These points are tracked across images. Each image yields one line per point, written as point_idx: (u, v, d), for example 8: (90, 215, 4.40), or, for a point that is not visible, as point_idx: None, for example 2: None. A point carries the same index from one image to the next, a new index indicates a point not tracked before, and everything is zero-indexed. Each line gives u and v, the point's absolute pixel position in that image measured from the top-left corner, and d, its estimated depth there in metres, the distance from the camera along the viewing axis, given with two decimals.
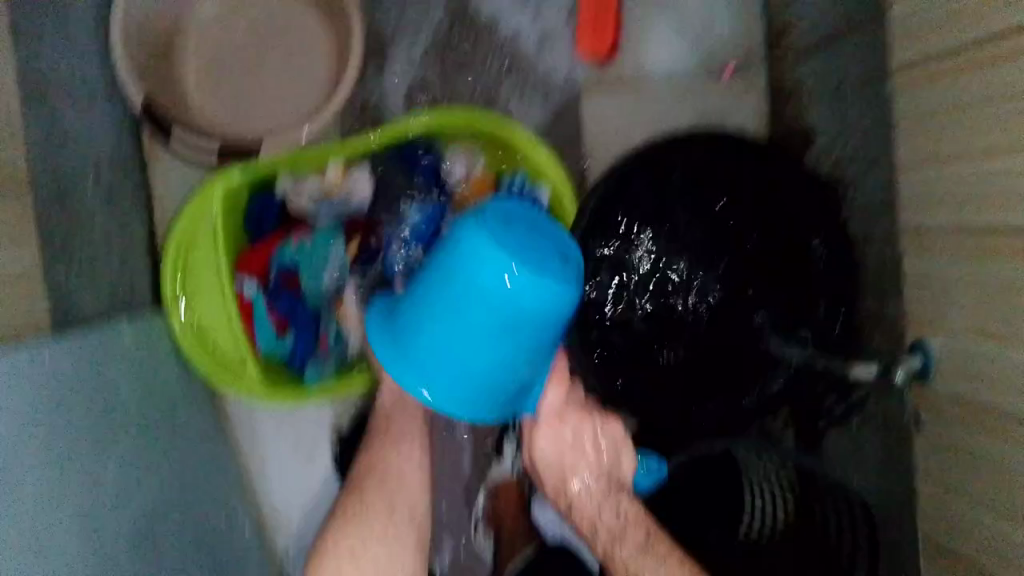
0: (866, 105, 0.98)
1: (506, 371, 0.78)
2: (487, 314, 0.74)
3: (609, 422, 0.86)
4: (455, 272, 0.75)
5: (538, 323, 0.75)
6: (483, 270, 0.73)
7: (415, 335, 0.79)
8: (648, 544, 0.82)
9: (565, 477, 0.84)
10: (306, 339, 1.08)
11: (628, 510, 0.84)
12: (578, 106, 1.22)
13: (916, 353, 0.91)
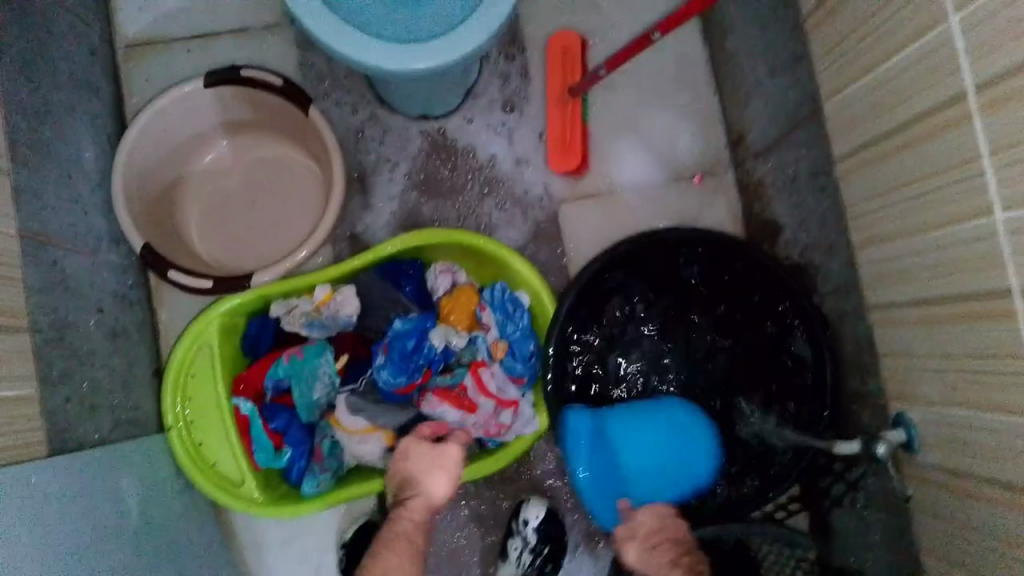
0: (819, 192, 1.03)
1: (665, 488, 1.08)
2: (677, 448, 1.08)
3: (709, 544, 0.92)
4: (670, 412, 1.09)
5: (677, 474, 1.08)
6: (688, 420, 1.09)
7: (620, 434, 1.09)
8: None
9: None
10: (300, 452, 1.09)
11: None
12: (555, 220, 1.28)
13: (899, 426, 0.91)
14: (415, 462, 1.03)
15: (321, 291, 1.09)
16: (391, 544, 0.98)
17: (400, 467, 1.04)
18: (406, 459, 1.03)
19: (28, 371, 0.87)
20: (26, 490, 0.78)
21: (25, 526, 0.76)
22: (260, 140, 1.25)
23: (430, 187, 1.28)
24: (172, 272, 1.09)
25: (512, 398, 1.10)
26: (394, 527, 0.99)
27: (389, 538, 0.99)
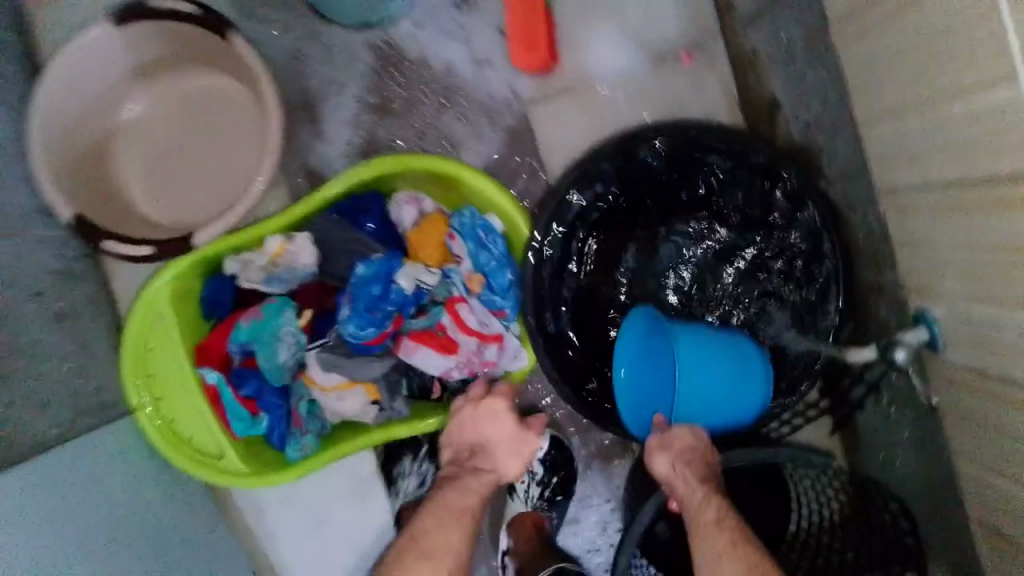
0: (817, 59, 0.88)
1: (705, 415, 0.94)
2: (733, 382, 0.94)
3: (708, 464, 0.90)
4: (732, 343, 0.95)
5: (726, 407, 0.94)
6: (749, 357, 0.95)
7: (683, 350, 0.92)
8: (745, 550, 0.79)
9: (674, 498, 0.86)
10: (278, 415, 1.01)
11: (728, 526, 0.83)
12: (526, 125, 1.15)
13: (919, 325, 0.80)
14: (494, 433, 0.97)
15: (273, 243, 0.99)
16: (461, 517, 0.90)
17: (474, 429, 0.97)
18: (486, 427, 0.97)
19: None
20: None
21: None
22: (186, 79, 1.12)
23: (383, 106, 1.14)
24: (107, 242, 0.99)
25: (495, 334, 1.01)
26: (473, 499, 0.92)
27: (462, 510, 0.90)
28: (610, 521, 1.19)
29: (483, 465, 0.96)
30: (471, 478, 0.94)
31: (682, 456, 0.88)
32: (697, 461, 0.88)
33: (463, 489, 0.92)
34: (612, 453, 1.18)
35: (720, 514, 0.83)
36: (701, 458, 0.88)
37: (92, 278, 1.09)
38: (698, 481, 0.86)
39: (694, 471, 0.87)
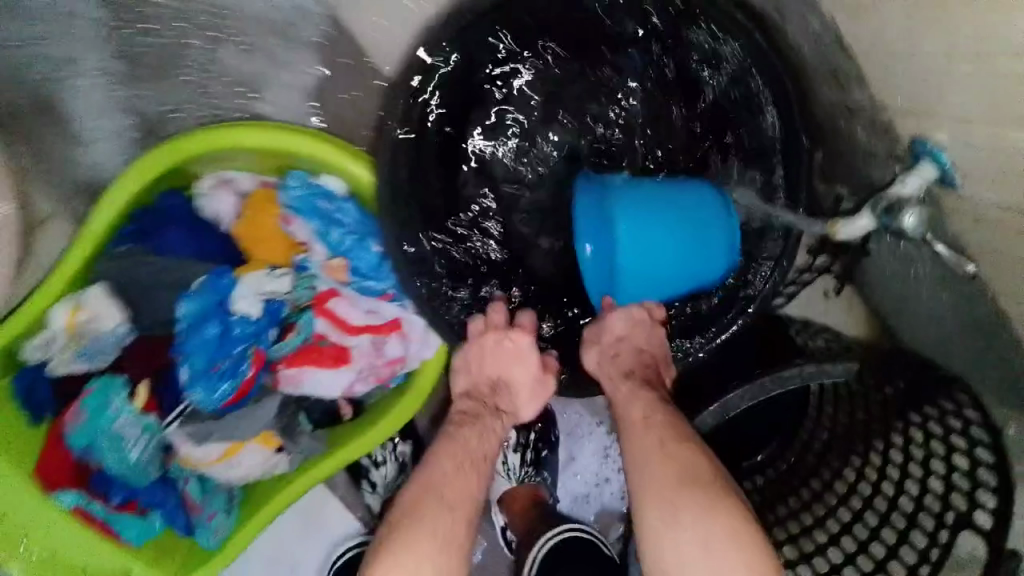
0: None
1: (661, 288, 0.72)
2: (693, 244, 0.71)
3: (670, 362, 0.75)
4: (686, 194, 0.70)
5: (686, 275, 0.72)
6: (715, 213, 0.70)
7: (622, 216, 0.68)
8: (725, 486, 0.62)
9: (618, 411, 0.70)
10: (173, 506, 0.80)
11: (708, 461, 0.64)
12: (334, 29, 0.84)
13: (922, 154, 0.57)
14: (522, 376, 0.75)
15: (62, 314, 0.74)
16: (480, 464, 0.70)
17: (499, 362, 0.75)
18: (517, 365, 0.75)
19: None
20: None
21: None
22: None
23: (142, 71, 0.83)
24: None
25: (390, 322, 0.78)
26: (485, 445, 0.71)
27: (484, 456, 0.71)
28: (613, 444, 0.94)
29: (502, 408, 0.75)
30: (490, 424, 0.73)
31: (609, 351, 0.75)
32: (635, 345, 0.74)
33: (485, 438, 0.72)
34: None
35: (654, 412, 0.67)
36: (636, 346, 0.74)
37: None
38: (622, 376, 0.72)
39: (624, 362, 0.74)
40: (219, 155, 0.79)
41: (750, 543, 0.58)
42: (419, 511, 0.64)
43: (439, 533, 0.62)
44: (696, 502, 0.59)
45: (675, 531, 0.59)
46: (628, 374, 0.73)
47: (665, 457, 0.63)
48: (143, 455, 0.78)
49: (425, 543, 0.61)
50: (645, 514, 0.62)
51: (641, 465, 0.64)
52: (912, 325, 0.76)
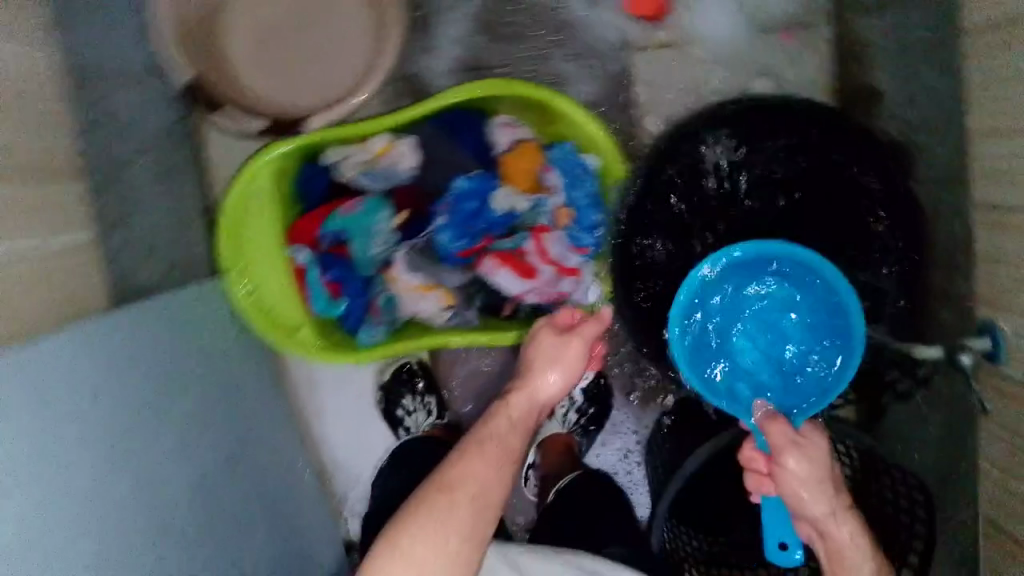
0: (941, 65, 0.90)
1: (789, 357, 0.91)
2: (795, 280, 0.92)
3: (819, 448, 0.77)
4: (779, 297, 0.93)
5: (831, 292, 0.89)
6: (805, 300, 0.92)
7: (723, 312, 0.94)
8: None
9: (813, 519, 0.75)
10: (358, 303, 1.10)
11: None
12: (626, 71, 1.14)
13: (984, 334, 0.86)
14: (548, 366, 0.91)
15: (379, 142, 1.04)
16: (497, 459, 0.81)
17: (536, 357, 0.93)
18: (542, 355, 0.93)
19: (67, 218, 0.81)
20: (53, 349, 0.67)
21: (107, 373, 0.74)
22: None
23: (491, 27, 1.12)
24: (219, 112, 1.04)
25: (572, 268, 1.08)
26: (509, 431, 0.84)
27: (508, 446, 0.83)
28: (633, 451, 1.25)
29: (538, 404, 0.90)
30: (515, 412, 0.87)
31: (825, 492, 0.74)
32: (829, 487, 0.75)
33: (494, 430, 0.84)
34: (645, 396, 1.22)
35: (854, 562, 0.74)
36: (823, 472, 0.75)
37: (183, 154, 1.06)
38: (831, 506, 0.74)
39: (830, 497, 0.75)
40: (510, 108, 1.06)
41: None
42: (429, 500, 0.76)
43: (459, 527, 0.75)
44: None
45: None
46: (842, 519, 0.75)
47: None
48: (373, 257, 1.09)
49: (426, 536, 0.74)
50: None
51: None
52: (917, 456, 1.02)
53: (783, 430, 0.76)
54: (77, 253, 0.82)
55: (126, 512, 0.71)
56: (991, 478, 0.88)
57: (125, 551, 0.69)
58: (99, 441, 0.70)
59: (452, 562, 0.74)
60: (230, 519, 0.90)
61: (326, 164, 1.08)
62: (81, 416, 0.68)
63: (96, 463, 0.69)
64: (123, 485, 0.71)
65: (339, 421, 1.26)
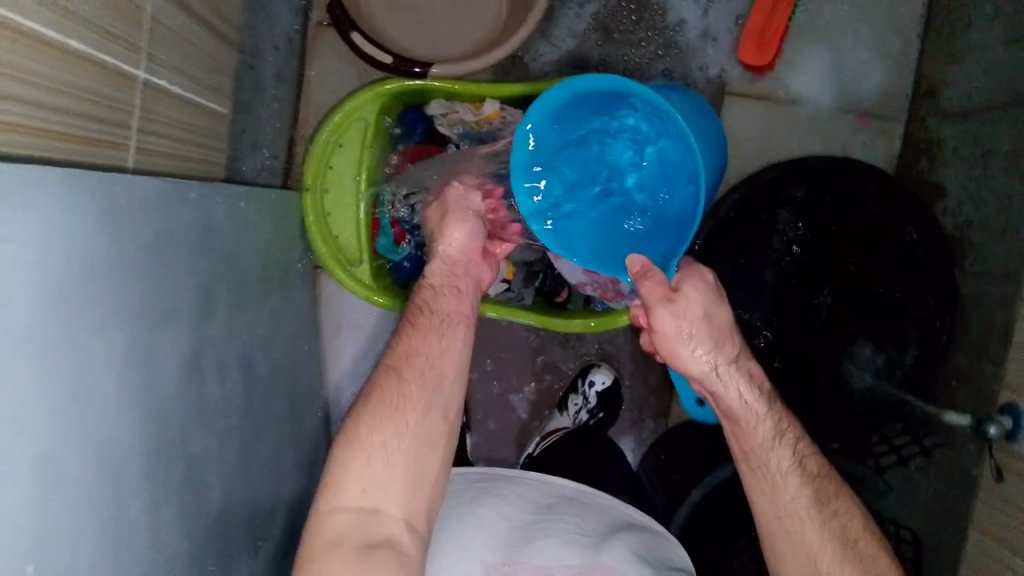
0: (1013, 173, 1.00)
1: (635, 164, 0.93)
2: (607, 94, 0.91)
3: (691, 287, 0.80)
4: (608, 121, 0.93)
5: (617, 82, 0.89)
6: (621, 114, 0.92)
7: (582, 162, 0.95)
8: (813, 474, 0.80)
9: (700, 363, 0.80)
10: (419, 255, 1.14)
11: (787, 433, 0.82)
12: (720, 111, 1.22)
13: (1007, 413, 0.94)
14: (452, 233, 0.90)
15: (490, 107, 1.06)
16: (439, 332, 0.84)
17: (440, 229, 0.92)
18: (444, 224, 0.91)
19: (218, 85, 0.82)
20: (225, 206, 0.69)
21: (237, 236, 0.72)
22: None
23: (609, 34, 1.20)
24: (354, 34, 1.04)
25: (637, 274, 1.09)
26: (438, 306, 0.86)
27: (444, 317, 0.86)
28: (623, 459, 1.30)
29: (458, 268, 0.91)
30: (440, 285, 0.89)
31: (706, 346, 0.79)
32: (709, 342, 0.79)
33: (426, 308, 0.86)
34: (652, 415, 1.29)
35: (752, 420, 0.80)
36: (701, 319, 0.79)
37: (293, 64, 1.07)
38: (711, 350, 0.79)
39: (707, 344, 0.79)
40: None
41: (838, 505, 0.80)
42: (388, 379, 0.80)
43: (412, 408, 0.79)
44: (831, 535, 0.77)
45: (809, 517, 0.78)
46: (723, 363, 0.80)
47: (784, 483, 0.79)
48: None
49: (368, 449, 0.76)
50: (765, 515, 0.79)
51: (771, 482, 0.79)
52: (903, 517, 1.11)
53: (660, 287, 0.79)
54: (218, 119, 0.82)
55: (231, 379, 0.67)
56: (978, 547, 0.96)
57: (225, 417, 0.65)
58: (222, 300, 0.66)
59: (409, 442, 0.77)
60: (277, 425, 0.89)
61: (431, 113, 1.12)
62: (214, 268, 0.65)
63: (220, 320, 0.65)
64: (231, 353, 0.67)
65: (357, 368, 1.23)
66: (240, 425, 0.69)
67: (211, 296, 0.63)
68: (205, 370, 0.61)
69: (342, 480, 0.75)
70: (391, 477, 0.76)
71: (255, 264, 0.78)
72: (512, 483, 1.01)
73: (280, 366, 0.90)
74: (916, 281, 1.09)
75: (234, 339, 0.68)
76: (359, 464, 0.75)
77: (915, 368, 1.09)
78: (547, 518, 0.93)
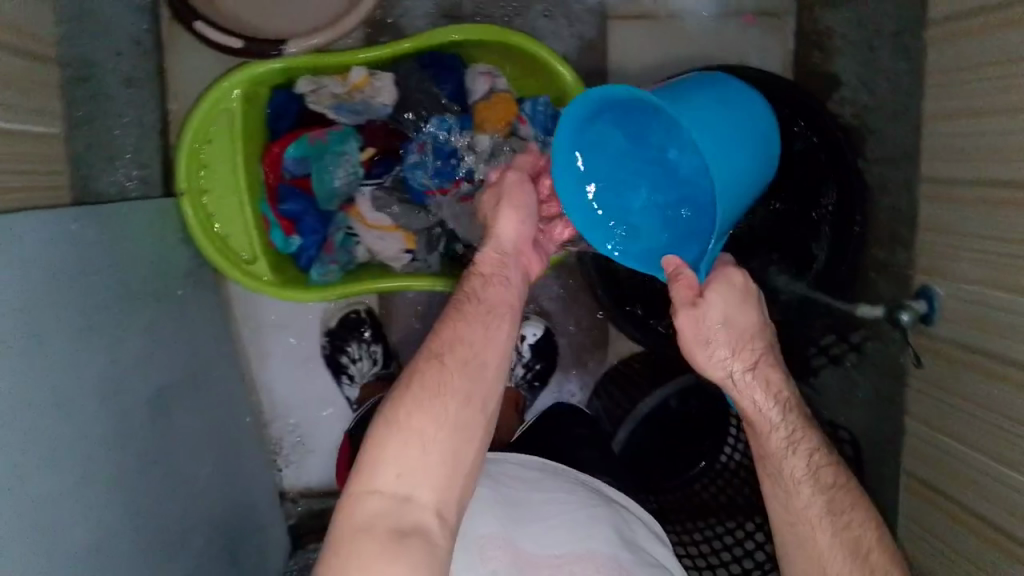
0: (898, 51, 0.97)
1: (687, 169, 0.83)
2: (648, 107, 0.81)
3: (728, 278, 0.76)
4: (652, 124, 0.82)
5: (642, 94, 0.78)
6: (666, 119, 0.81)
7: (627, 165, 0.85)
8: (835, 483, 0.77)
9: (724, 361, 0.76)
10: (312, 241, 1.09)
11: (813, 442, 0.78)
12: (603, 36, 1.17)
13: (922, 298, 0.93)
14: (505, 222, 0.84)
15: (357, 76, 1.02)
16: (484, 321, 0.78)
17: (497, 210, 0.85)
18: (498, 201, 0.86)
19: (35, 104, 0.77)
20: (27, 239, 0.67)
21: (56, 262, 0.70)
22: None
23: None
24: (197, 23, 0.99)
25: None
26: (489, 294, 0.80)
27: (490, 306, 0.79)
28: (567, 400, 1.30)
29: (508, 256, 0.84)
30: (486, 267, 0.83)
31: (727, 342, 0.76)
32: (728, 345, 0.76)
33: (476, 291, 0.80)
34: (591, 357, 1.28)
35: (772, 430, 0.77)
36: (726, 323, 0.76)
37: (148, 65, 1.01)
38: (738, 347, 0.76)
39: (731, 343, 0.76)
40: (490, 55, 1.07)
41: (862, 513, 0.77)
42: (430, 357, 0.75)
43: (454, 395, 0.72)
44: (847, 547, 0.75)
45: (830, 523, 0.75)
46: (745, 364, 0.77)
47: (796, 492, 0.76)
48: (335, 189, 1.08)
49: (406, 437, 0.70)
50: (778, 518, 0.77)
51: (784, 491, 0.77)
52: (844, 419, 1.10)
53: (690, 289, 0.75)
54: (41, 140, 0.78)
55: (64, 407, 0.68)
56: (918, 434, 0.98)
57: (52, 444, 0.66)
58: (33, 333, 0.65)
59: (449, 445, 0.71)
60: (180, 442, 0.87)
61: (298, 92, 1.06)
62: (20, 300, 0.64)
63: (31, 344, 0.65)
64: (57, 385, 0.67)
65: (285, 363, 1.21)
66: (80, 454, 0.69)
67: (20, 331, 0.64)
68: (19, 408, 0.62)
69: (375, 468, 0.69)
70: (428, 470, 0.70)
71: (92, 288, 0.76)
72: (509, 458, 0.92)
73: (168, 382, 0.87)
74: (823, 180, 1.05)
75: (58, 371, 0.68)
76: (393, 447, 0.70)
77: (833, 268, 1.05)
78: (538, 499, 0.85)
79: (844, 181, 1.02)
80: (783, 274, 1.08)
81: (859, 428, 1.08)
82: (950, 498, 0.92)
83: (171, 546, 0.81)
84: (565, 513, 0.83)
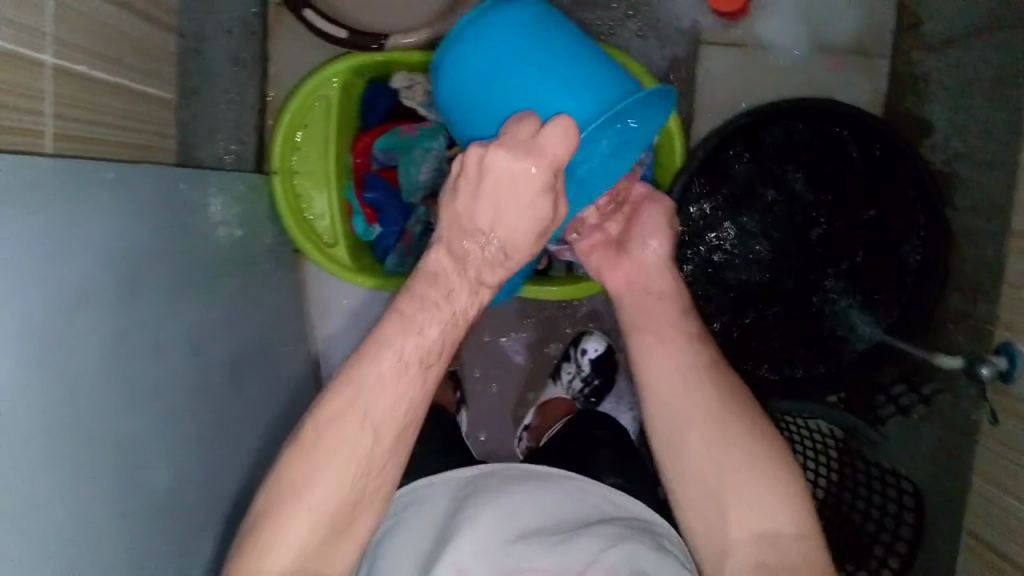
0: (998, 100, 0.96)
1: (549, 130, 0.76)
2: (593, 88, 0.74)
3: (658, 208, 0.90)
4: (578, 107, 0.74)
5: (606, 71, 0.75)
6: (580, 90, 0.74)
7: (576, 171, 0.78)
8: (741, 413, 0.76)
9: (663, 257, 0.87)
10: (391, 232, 1.12)
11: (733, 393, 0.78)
12: (694, 61, 1.18)
13: (1002, 355, 0.90)
14: (513, 234, 0.69)
15: None
16: (424, 357, 0.69)
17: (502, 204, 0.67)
18: (513, 186, 0.66)
19: (154, 68, 0.81)
20: (145, 189, 0.70)
21: (167, 217, 0.73)
22: None
23: None
24: (307, 12, 1.03)
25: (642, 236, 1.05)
26: (440, 342, 0.70)
27: (433, 338, 0.70)
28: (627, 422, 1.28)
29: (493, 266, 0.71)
30: (444, 304, 0.71)
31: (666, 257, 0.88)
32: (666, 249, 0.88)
33: (424, 334, 0.69)
34: None
35: (678, 374, 0.78)
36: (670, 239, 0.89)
37: (253, 48, 1.05)
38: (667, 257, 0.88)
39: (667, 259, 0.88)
40: None
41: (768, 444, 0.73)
42: (347, 421, 0.66)
43: (376, 451, 0.67)
44: (776, 485, 0.71)
45: (733, 444, 0.73)
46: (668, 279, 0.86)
47: (697, 410, 0.76)
48: (417, 182, 1.09)
49: (312, 511, 0.64)
50: (695, 450, 0.74)
51: (681, 433, 0.75)
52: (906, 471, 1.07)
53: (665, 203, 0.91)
54: (155, 103, 0.82)
55: (168, 356, 0.70)
56: (984, 494, 0.94)
57: (157, 391, 0.67)
58: (144, 283, 0.67)
59: (361, 506, 0.67)
60: (248, 409, 0.89)
61: (394, 87, 1.08)
62: (137, 245, 0.66)
63: (141, 287, 0.66)
64: (165, 337, 0.69)
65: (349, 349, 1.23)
66: (176, 407, 0.71)
67: (136, 278, 0.65)
68: (127, 350, 0.63)
69: (272, 545, 0.63)
70: (336, 540, 0.66)
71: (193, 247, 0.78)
72: (485, 479, 0.83)
73: (244, 348, 0.89)
74: (907, 221, 1.05)
75: (166, 326, 0.70)
76: (298, 522, 0.63)
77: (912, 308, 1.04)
78: (516, 527, 0.75)
79: (922, 223, 1.03)
80: (859, 310, 1.08)
81: (921, 482, 1.05)
82: (1012, 563, 0.89)
83: (228, 507, 0.82)
84: (543, 538, 0.74)
